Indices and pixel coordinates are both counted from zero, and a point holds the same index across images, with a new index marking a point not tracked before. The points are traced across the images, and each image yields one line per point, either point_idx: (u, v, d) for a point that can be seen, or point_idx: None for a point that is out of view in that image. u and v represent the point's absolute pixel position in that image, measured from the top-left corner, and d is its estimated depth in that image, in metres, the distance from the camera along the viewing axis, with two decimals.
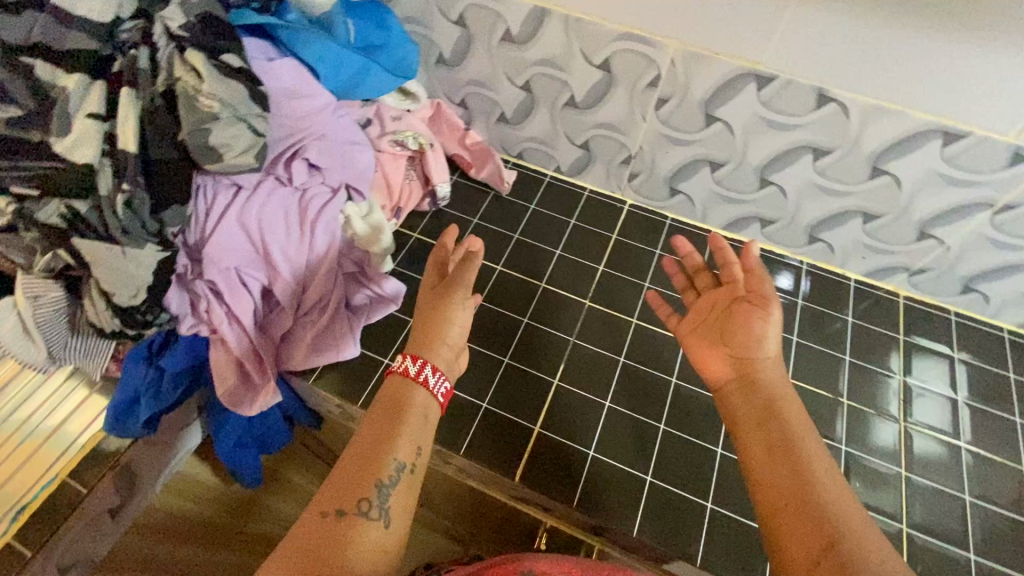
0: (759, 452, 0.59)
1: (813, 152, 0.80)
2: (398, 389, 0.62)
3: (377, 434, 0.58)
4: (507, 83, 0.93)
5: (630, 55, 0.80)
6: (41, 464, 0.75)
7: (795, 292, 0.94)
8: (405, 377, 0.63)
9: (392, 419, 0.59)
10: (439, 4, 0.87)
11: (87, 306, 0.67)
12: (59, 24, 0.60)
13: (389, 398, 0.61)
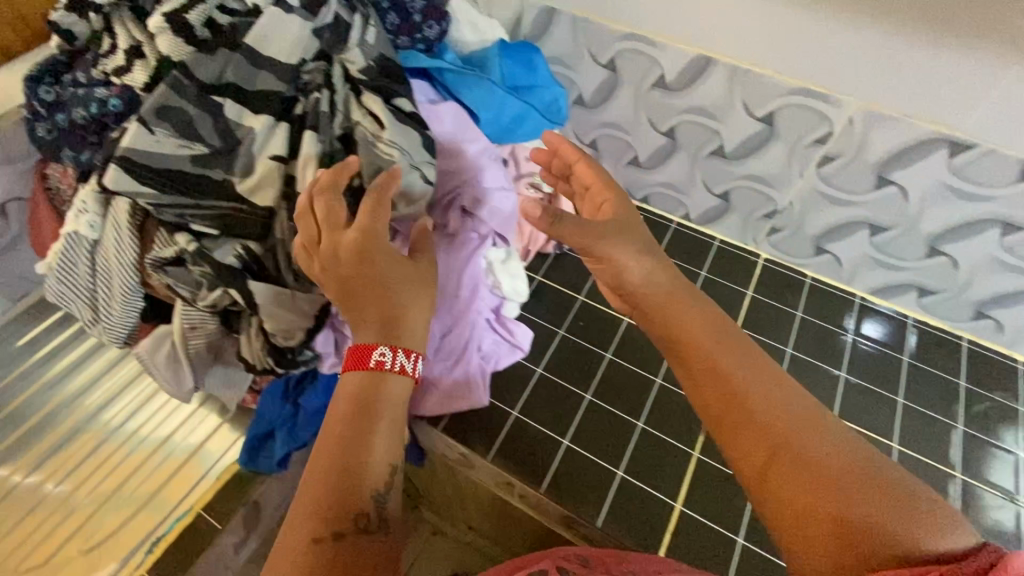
0: (750, 439, 0.49)
1: (1002, 227, 0.73)
2: (366, 382, 0.51)
3: (343, 438, 0.49)
4: (649, 128, 0.89)
5: (802, 111, 0.75)
6: (189, 478, 0.97)
7: (887, 342, 0.89)
8: (371, 367, 0.52)
9: (363, 416, 0.50)
10: (590, 47, 0.84)
11: (244, 343, 0.67)
12: (250, 64, 0.58)
13: (357, 397, 0.50)
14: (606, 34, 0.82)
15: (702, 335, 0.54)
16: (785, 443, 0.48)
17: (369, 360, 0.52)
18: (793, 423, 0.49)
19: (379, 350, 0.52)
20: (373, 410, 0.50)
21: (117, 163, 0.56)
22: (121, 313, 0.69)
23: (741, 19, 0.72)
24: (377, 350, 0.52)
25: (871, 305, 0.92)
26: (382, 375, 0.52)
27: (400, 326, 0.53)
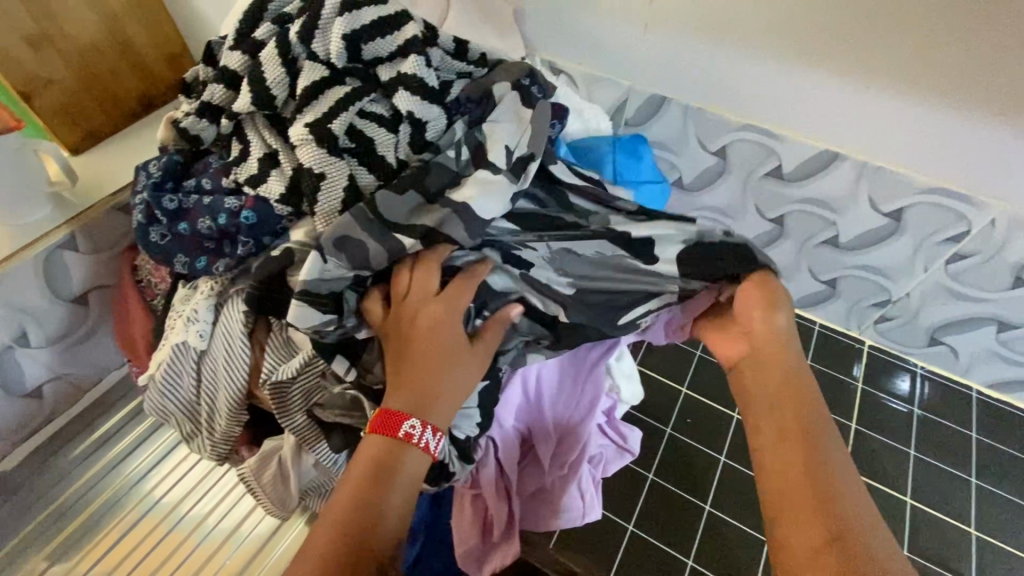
0: (790, 490, 0.48)
1: None
2: (389, 450, 0.51)
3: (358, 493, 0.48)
4: (756, 214, 0.86)
5: (935, 209, 0.72)
6: None
7: (912, 399, 0.89)
8: (400, 438, 0.51)
9: (379, 477, 0.49)
10: (701, 135, 0.82)
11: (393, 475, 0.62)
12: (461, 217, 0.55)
13: (376, 461, 0.50)
14: (721, 123, 0.79)
15: (767, 400, 0.54)
16: (827, 508, 0.46)
17: (399, 430, 0.51)
18: (843, 502, 0.47)
19: (409, 422, 0.51)
20: (386, 476, 0.50)
21: (298, 298, 0.53)
22: (226, 429, 0.63)
23: (879, 117, 0.69)
24: (408, 421, 0.51)
25: (988, 397, 0.89)
26: (404, 445, 0.51)
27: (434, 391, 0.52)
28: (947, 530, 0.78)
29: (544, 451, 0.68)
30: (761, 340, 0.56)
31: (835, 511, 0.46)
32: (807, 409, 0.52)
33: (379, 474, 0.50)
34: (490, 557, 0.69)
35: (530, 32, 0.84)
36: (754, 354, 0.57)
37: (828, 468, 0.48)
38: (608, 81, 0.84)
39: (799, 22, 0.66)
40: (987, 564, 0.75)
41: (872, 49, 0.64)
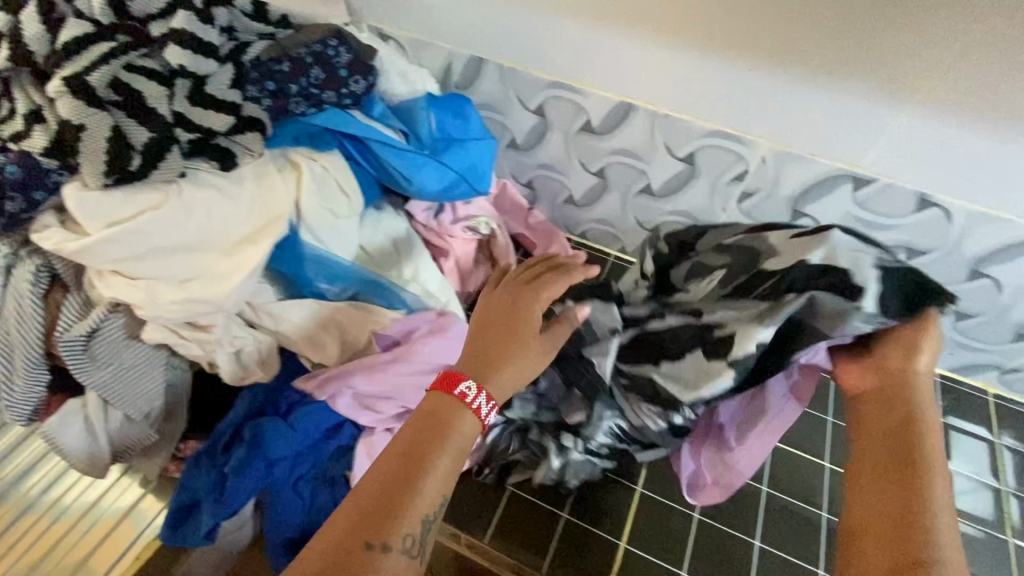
0: (870, 510, 0.50)
1: (907, 253, 0.78)
2: (444, 406, 0.53)
3: (406, 458, 0.50)
4: (581, 168, 0.92)
5: (718, 150, 0.79)
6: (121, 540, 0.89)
7: None
8: (455, 393, 0.53)
9: (431, 440, 0.51)
10: (518, 94, 0.87)
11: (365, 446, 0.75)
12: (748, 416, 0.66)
13: (428, 417, 0.53)
14: (531, 81, 0.84)
15: (889, 427, 0.55)
16: (895, 528, 0.48)
17: (456, 387, 0.54)
18: (932, 526, 0.47)
19: (466, 383, 0.54)
20: (444, 433, 0.52)
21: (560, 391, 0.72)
22: (25, 390, 0.64)
23: (652, 64, 0.75)
24: (465, 381, 0.54)
25: None
26: (462, 406, 0.53)
27: (491, 373, 0.55)
28: None
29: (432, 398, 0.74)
30: (889, 371, 0.57)
31: (920, 529, 0.47)
32: (862, 438, 0.56)
33: (439, 433, 0.52)
34: None
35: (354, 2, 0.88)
36: (877, 389, 0.57)
37: (927, 495, 0.49)
38: (430, 47, 0.88)
39: None
40: None
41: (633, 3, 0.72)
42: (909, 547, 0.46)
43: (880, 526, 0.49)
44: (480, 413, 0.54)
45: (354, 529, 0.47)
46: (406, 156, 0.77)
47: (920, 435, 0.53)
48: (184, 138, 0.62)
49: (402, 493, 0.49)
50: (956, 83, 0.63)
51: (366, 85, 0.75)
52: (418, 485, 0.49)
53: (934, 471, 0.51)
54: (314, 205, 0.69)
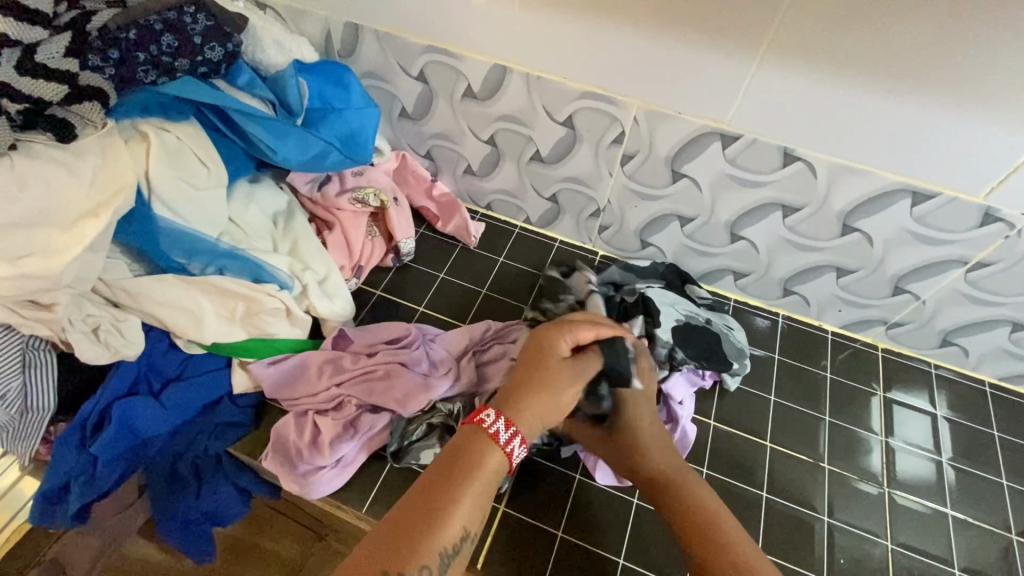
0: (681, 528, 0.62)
1: (782, 209, 0.78)
2: (476, 443, 0.57)
3: (432, 487, 0.55)
4: (472, 136, 0.91)
5: (595, 113, 0.78)
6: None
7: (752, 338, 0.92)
8: (477, 425, 0.59)
9: (451, 473, 0.56)
10: (399, 60, 0.85)
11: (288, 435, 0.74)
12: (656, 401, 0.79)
13: (460, 446, 0.57)
14: (409, 47, 0.83)
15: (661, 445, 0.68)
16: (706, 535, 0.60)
17: (480, 421, 0.59)
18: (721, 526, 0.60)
19: (496, 422, 0.59)
20: (471, 461, 0.56)
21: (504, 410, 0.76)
22: None
23: (519, 25, 0.74)
24: (484, 410, 0.60)
25: None
26: (488, 440, 0.58)
27: (514, 405, 0.60)
28: None
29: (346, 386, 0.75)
30: (627, 431, 0.68)
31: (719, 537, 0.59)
32: (639, 433, 0.68)
33: (461, 466, 0.56)
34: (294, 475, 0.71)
35: None
36: (616, 437, 0.69)
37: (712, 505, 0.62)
38: (308, 14, 0.85)
39: None
40: None
41: None
42: (716, 541, 0.59)
43: (654, 488, 0.65)
44: (508, 451, 0.58)
45: (379, 548, 0.51)
46: (265, 124, 0.76)
47: (646, 438, 0.68)
48: (14, 110, 0.61)
49: (427, 518, 0.53)
50: (804, 35, 0.62)
51: (225, 53, 0.73)
52: (434, 513, 0.53)
53: (681, 479, 0.65)
54: (164, 176, 0.69)
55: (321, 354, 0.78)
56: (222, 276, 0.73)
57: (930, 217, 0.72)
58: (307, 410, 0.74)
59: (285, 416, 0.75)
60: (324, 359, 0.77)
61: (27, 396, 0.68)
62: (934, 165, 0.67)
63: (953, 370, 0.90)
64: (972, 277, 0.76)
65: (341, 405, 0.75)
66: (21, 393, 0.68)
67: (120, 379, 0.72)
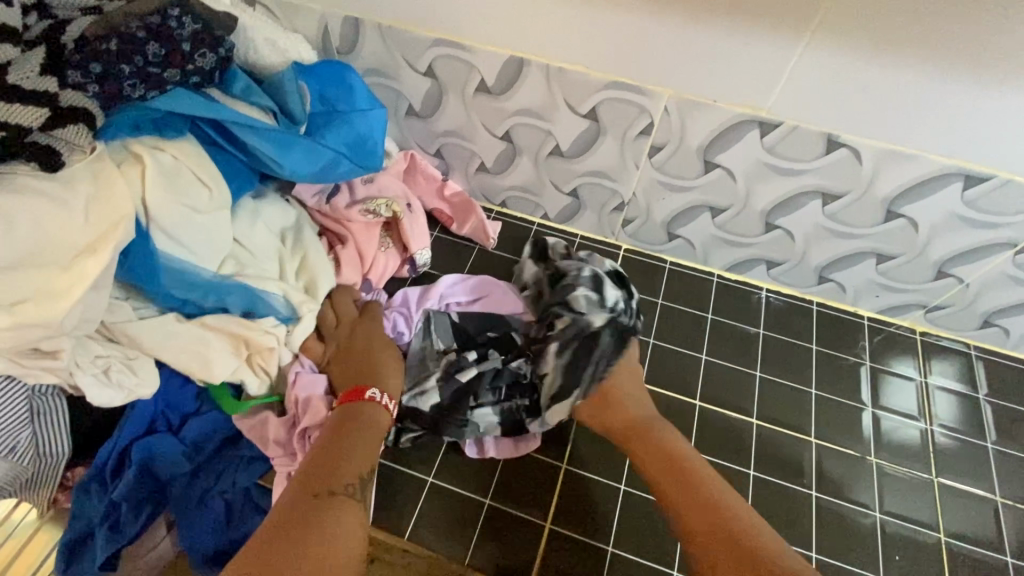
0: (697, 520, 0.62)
1: (823, 197, 0.74)
2: (356, 408, 0.67)
3: (319, 451, 0.63)
4: (486, 133, 0.85)
5: (621, 104, 0.73)
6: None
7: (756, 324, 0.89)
8: (361, 399, 0.68)
9: (347, 428, 0.65)
10: (404, 55, 0.78)
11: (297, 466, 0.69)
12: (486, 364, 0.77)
13: (339, 418, 0.66)
14: (416, 41, 0.76)
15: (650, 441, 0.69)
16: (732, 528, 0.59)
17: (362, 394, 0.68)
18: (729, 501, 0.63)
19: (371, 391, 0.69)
20: (353, 428, 0.65)
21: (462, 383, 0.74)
22: None
23: (538, 13, 0.68)
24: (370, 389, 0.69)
25: (727, 282, 0.92)
26: (363, 402, 0.68)
27: (383, 384, 0.71)
28: (686, 411, 0.80)
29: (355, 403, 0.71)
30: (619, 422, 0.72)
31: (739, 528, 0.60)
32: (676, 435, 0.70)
33: (347, 426, 0.66)
34: None
35: None
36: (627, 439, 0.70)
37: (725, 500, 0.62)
38: (301, 8, 0.78)
39: None
40: (719, 432, 0.79)
41: None
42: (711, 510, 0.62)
43: (660, 473, 0.66)
44: (386, 407, 0.69)
45: (300, 489, 0.59)
46: (272, 136, 0.69)
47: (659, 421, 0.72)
48: None
49: (328, 460, 0.62)
50: (855, 15, 0.57)
51: (218, 59, 0.66)
52: (329, 455, 0.62)
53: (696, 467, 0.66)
54: (163, 201, 0.62)
55: (301, 379, 0.71)
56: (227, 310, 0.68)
57: (979, 201, 0.68)
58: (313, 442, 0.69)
59: (279, 457, 0.68)
60: (318, 385, 0.71)
61: (45, 442, 0.64)
62: (991, 147, 0.63)
63: (992, 350, 0.88)
64: (1020, 259, 0.73)
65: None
66: (39, 439, 0.64)
67: (135, 420, 0.68)
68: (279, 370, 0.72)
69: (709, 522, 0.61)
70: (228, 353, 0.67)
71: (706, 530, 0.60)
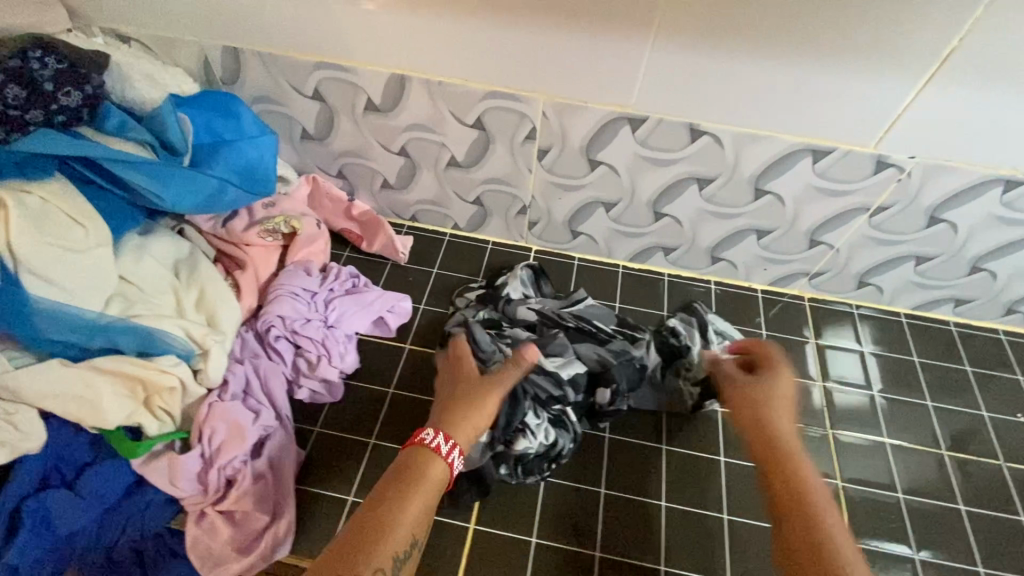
0: None
1: (698, 182, 0.80)
2: (418, 458, 0.59)
3: (382, 502, 0.56)
4: (383, 150, 0.87)
5: (502, 112, 0.77)
6: None
7: (661, 307, 0.94)
8: (418, 443, 0.60)
9: (411, 479, 0.58)
10: (289, 81, 0.79)
11: (202, 497, 0.67)
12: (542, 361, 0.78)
13: (408, 466, 0.59)
14: (298, 66, 0.77)
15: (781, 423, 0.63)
16: None
17: (425, 441, 0.60)
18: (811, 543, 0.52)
19: (433, 437, 0.61)
20: (418, 471, 0.58)
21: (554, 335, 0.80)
22: None
23: (412, 32, 0.71)
24: (427, 430, 0.61)
25: (632, 271, 0.98)
26: (429, 453, 0.60)
27: (450, 421, 0.63)
28: None
29: (267, 409, 0.72)
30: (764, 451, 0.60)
31: None
32: (776, 415, 0.63)
33: (408, 477, 0.58)
34: (220, 550, 0.66)
35: (72, 2, 0.76)
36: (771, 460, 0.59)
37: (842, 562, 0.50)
38: (177, 42, 0.78)
39: None
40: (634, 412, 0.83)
41: None
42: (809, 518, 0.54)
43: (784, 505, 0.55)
44: (449, 462, 0.60)
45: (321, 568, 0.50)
46: (149, 169, 0.69)
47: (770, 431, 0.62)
48: None
49: (386, 512, 0.55)
50: (688, 16, 0.63)
51: (83, 96, 0.66)
52: (376, 521, 0.54)
53: (807, 479, 0.57)
54: (33, 246, 0.61)
55: (214, 412, 0.69)
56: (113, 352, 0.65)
57: (831, 170, 0.74)
58: (220, 466, 0.67)
59: (189, 497, 0.67)
60: (233, 413, 0.69)
61: None
62: (831, 123, 0.69)
63: (872, 307, 0.96)
64: (875, 221, 0.80)
65: (267, 451, 0.70)
66: None
67: (22, 478, 0.64)
68: (184, 410, 0.70)
69: None
70: (122, 395, 0.65)
71: (799, 535, 0.53)
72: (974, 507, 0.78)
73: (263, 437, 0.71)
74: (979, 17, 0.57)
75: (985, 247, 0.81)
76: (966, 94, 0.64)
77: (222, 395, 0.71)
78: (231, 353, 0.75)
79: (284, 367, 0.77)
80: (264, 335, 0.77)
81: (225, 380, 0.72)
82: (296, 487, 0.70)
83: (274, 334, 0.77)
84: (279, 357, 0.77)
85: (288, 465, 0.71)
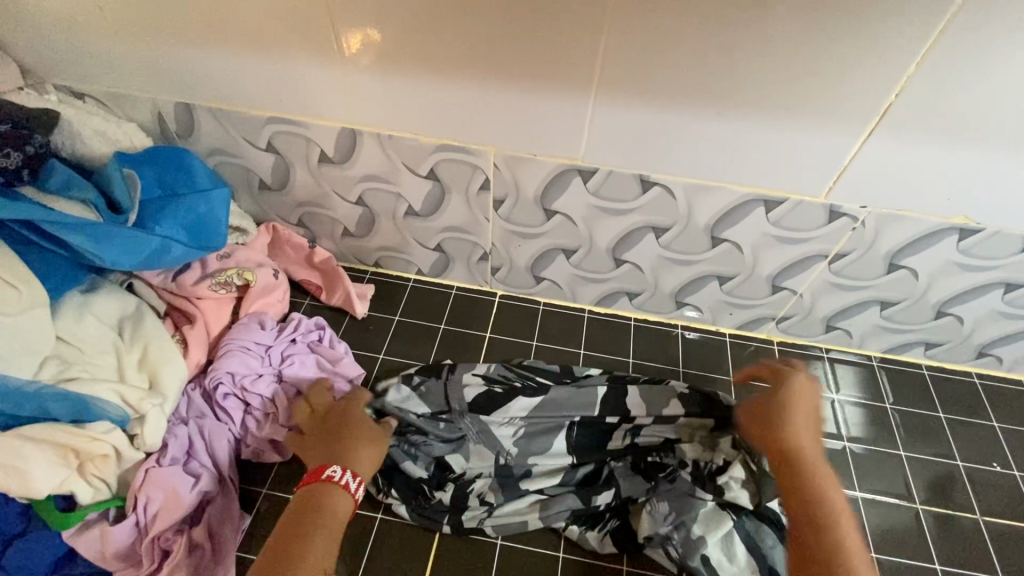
0: (789, 499, 0.64)
1: (654, 231, 0.79)
2: (320, 490, 0.64)
3: (291, 545, 0.59)
4: (340, 199, 0.86)
5: (454, 163, 0.77)
6: None
7: (625, 353, 0.91)
8: (324, 480, 0.65)
9: (310, 513, 0.62)
10: (243, 134, 0.79)
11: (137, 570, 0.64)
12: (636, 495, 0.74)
13: (305, 505, 0.63)
14: (251, 120, 0.78)
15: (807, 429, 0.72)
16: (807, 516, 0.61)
17: (323, 475, 0.65)
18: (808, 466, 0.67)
19: (331, 468, 0.66)
20: (317, 510, 0.62)
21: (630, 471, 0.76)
22: None
23: (361, 87, 0.71)
24: (330, 467, 0.66)
25: (598, 316, 0.95)
26: (332, 486, 0.65)
27: (348, 456, 0.69)
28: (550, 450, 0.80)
29: (209, 469, 0.70)
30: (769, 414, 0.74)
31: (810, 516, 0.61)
32: (798, 436, 0.70)
33: (313, 514, 0.62)
34: None
35: (25, 59, 0.76)
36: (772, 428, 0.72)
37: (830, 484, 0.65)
38: (131, 98, 0.78)
39: (249, 24, 0.67)
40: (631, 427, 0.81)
41: (311, 24, 0.66)
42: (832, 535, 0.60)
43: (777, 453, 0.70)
44: (348, 488, 0.65)
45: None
46: (86, 230, 0.67)
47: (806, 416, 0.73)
48: None
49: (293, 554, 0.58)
50: (628, 74, 0.63)
51: (25, 156, 0.67)
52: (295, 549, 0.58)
53: (813, 452, 0.69)
54: None
55: (151, 477, 0.66)
56: (47, 418, 0.64)
57: (784, 219, 0.74)
58: (156, 536, 0.64)
59: (122, 569, 0.64)
60: (170, 480, 0.66)
61: None
62: (777, 176, 0.70)
63: (843, 350, 0.94)
64: (835, 268, 0.79)
65: (206, 517, 0.67)
66: None
67: None
68: (121, 477, 0.67)
69: (798, 505, 0.63)
70: (51, 464, 0.62)
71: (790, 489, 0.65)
72: (950, 567, 0.75)
73: (205, 503, 0.68)
74: (913, 73, 0.58)
75: (947, 293, 0.80)
76: (910, 147, 0.64)
77: (161, 458, 0.68)
78: (173, 413, 0.73)
79: (231, 427, 0.74)
80: (209, 393, 0.75)
81: (166, 443, 0.69)
82: (235, 557, 0.67)
83: (220, 388, 0.75)
84: (226, 417, 0.74)
85: (229, 533, 0.67)
